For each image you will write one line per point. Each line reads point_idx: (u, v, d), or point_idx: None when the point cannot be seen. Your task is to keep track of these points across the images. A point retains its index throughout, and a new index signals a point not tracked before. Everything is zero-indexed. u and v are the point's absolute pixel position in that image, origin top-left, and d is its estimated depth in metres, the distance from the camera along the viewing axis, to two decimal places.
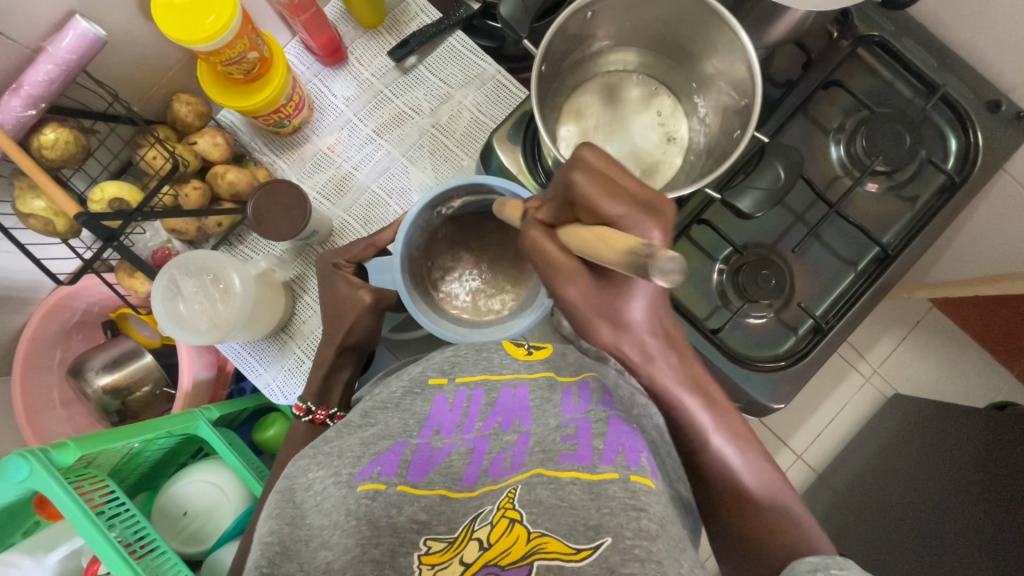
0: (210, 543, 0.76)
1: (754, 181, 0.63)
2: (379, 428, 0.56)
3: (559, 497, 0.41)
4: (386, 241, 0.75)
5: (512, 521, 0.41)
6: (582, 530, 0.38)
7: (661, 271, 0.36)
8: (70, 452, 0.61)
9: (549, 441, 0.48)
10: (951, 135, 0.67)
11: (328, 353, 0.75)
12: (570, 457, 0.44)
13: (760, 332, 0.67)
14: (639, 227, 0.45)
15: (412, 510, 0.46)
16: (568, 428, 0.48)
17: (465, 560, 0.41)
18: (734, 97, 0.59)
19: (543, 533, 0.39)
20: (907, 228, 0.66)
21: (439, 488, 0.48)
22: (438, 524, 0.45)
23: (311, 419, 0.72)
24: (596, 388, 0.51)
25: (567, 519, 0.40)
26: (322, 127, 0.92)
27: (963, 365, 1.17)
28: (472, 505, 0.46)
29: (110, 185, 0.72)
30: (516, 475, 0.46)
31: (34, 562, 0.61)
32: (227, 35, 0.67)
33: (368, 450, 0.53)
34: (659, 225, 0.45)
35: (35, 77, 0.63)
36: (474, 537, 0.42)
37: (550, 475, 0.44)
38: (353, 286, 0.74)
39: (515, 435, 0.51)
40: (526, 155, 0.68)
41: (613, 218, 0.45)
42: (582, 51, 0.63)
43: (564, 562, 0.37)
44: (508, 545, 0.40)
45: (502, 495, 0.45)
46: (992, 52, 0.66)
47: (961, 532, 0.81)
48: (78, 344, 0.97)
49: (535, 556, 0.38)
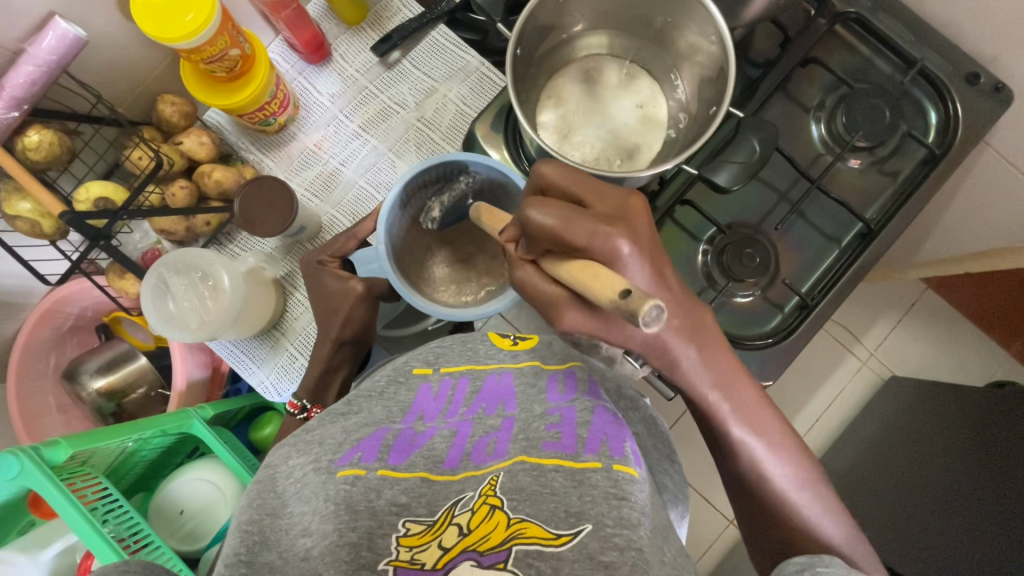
0: (205, 542, 0.77)
1: (730, 155, 0.62)
2: (362, 417, 0.57)
3: (542, 484, 0.42)
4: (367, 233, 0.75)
5: (493, 508, 0.41)
6: (563, 516, 0.38)
7: (650, 320, 0.32)
8: (62, 450, 0.61)
9: (532, 429, 0.49)
10: (929, 109, 0.67)
11: (326, 348, 0.74)
12: (554, 445, 0.45)
13: (746, 311, 0.67)
14: (608, 240, 0.40)
15: (392, 494, 0.46)
16: (553, 416, 0.50)
17: (444, 544, 0.40)
18: (708, 75, 0.60)
19: (523, 518, 0.39)
20: (891, 202, 0.66)
21: (420, 471, 0.49)
22: (418, 507, 0.45)
23: (305, 416, 0.74)
24: (581, 378, 0.54)
25: (549, 506, 0.40)
26: (307, 124, 0.92)
27: (959, 346, 1.18)
28: (453, 489, 0.46)
29: (95, 185, 0.73)
30: (499, 462, 0.47)
31: (29, 559, 0.61)
32: (206, 32, 0.67)
33: (349, 437, 0.53)
34: (625, 232, 0.41)
35: (16, 79, 0.63)
36: (453, 522, 0.42)
37: (532, 462, 0.44)
38: (339, 278, 0.73)
39: (500, 420, 0.53)
40: (508, 145, 0.68)
41: (585, 242, 0.40)
42: (557, 37, 0.64)
43: (544, 547, 0.36)
44: (488, 532, 0.39)
45: (484, 482, 0.45)
46: (969, 26, 0.66)
47: (959, 508, 0.81)
48: (73, 348, 0.98)
49: (514, 542, 0.37)
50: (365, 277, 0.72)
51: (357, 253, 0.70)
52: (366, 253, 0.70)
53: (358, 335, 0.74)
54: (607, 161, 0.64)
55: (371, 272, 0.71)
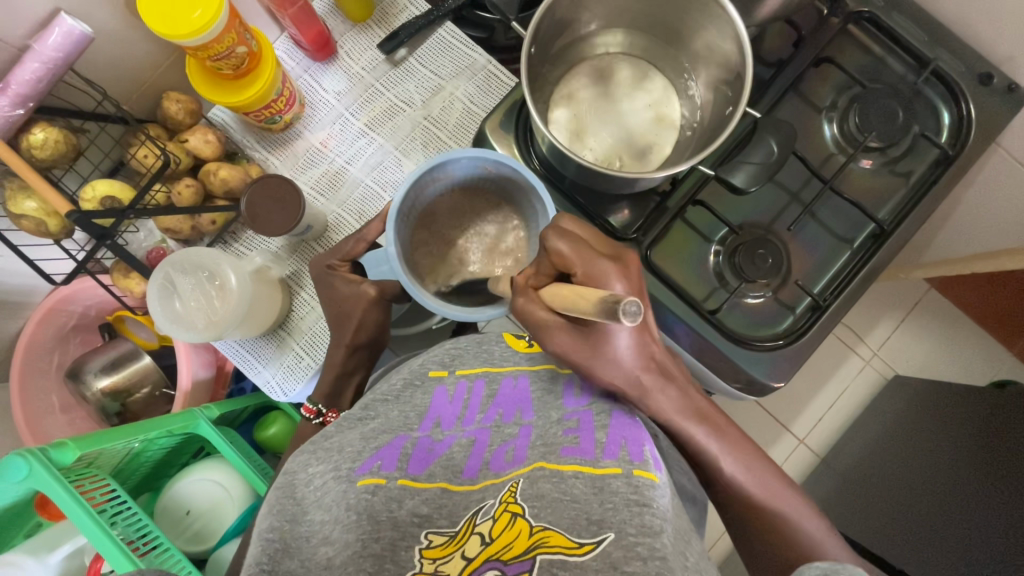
0: (213, 542, 0.76)
1: (747, 157, 0.63)
2: (379, 422, 0.57)
3: (562, 491, 0.42)
4: (375, 235, 0.72)
5: (514, 515, 0.41)
6: (585, 525, 0.38)
7: (629, 314, 0.37)
8: (70, 451, 0.61)
9: (550, 435, 0.49)
10: (942, 109, 0.67)
11: (340, 353, 0.74)
12: (573, 450, 0.45)
13: (758, 312, 0.67)
14: (602, 274, 0.50)
15: (413, 504, 0.47)
16: (571, 421, 0.50)
17: (467, 555, 0.40)
18: (723, 75, 0.59)
19: (546, 527, 0.39)
20: (903, 203, 0.66)
21: (440, 481, 0.49)
22: (439, 518, 0.45)
23: (321, 422, 0.72)
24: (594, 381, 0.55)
25: (569, 513, 0.40)
26: (313, 122, 0.92)
27: (963, 346, 1.18)
28: (473, 498, 0.46)
29: (101, 183, 0.72)
30: (519, 468, 0.47)
31: (38, 562, 0.61)
32: (215, 28, 0.66)
33: (368, 445, 0.54)
34: (619, 272, 0.51)
35: (22, 76, 0.62)
36: (475, 531, 0.42)
37: (552, 468, 0.44)
38: (353, 284, 0.72)
39: (517, 428, 0.53)
40: (519, 144, 0.67)
41: (583, 272, 0.50)
42: (569, 35, 0.63)
43: (567, 556, 0.36)
44: (510, 540, 0.39)
45: (504, 489, 0.45)
46: (982, 26, 0.66)
47: (965, 506, 0.81)
48: (76, 348, 0.97)
49: (538, 551, 0.37)
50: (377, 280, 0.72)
51: (367, 257, 0.71)
52: (377, 256, 0.69)
53: (369, 341, 0.74)
54: (619, 161, 0.64)
55: (382, 275, 0.71)
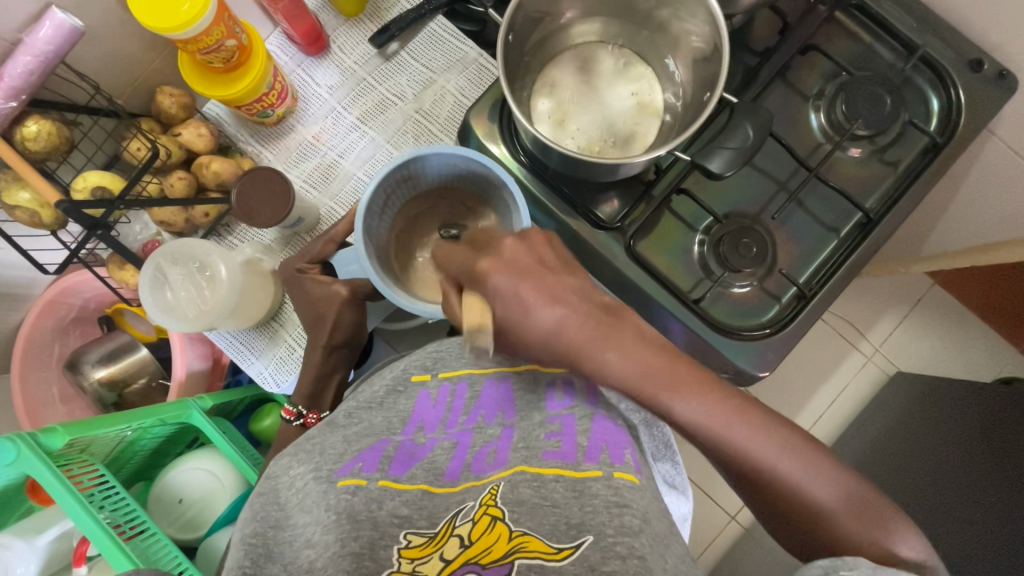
0: (204, 530, 0.77)
1: (725, 141, 0.60)
2: (361, 427, 0.58)
3: (542, 496, 0.44)
4: (344, 234, 0.74)
5: (494, 519, 0.42)
6: (564, 529, 0.40)
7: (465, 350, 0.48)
8: (59, 436, 0.62)
9: (532, 438, 0.51)
10: (932, 96, 0.66)
11: (316, 354, 0.75)
12: (554, 454, 0.48)
13: (744, 302, 0.66)
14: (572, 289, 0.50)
15: (393, 505, 0.47)
16: (553, 424, 0.52)
17: (446, 556, 0.41)
18: (703, 64, 0.59)
19: (525, 531, 0.41)
20: (890, 192, 0.65)
21: (422, 483, 0.50)
22: (419, 519, 0.46)
23: (301, 424, 0.73)
24: (578, 386, 0.55)
25: (551, 519, 0.42)
26: (306, 116, 0.92)
27: (966, 341, 1.16)
28: (454, 499, 0.47)
29: (93, 174, 0.73)
30: (499, 471, 0.48)
31: (25, 544, 0.62)
32: (204, 21, 0.67)
33: (351, 447, 0.55)
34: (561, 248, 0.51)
35: (13, 70, 0.64)
36: (455, 533, 0.43)
37: (533, 473, 0.46)
38: (321, 284, 0.73)
39: (499, 429, 0.55)
40: (504, 135, 0.67)
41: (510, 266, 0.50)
42: (551, 25, 0.63)
43: (547, 561, 0.38)
44: (490, 543, 0.41)
45: (485, 491, 0.46)
46: (972, 11, 0.65)
47: (960, 503, 0.80)
48: (76, 339, 0.99)
49: (517, 555, 0.39)
50: (347, 280, 0.73)
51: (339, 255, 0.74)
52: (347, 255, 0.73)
53: (350, 335, 0.75)
54: (602, 149, 0.64)
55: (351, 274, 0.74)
